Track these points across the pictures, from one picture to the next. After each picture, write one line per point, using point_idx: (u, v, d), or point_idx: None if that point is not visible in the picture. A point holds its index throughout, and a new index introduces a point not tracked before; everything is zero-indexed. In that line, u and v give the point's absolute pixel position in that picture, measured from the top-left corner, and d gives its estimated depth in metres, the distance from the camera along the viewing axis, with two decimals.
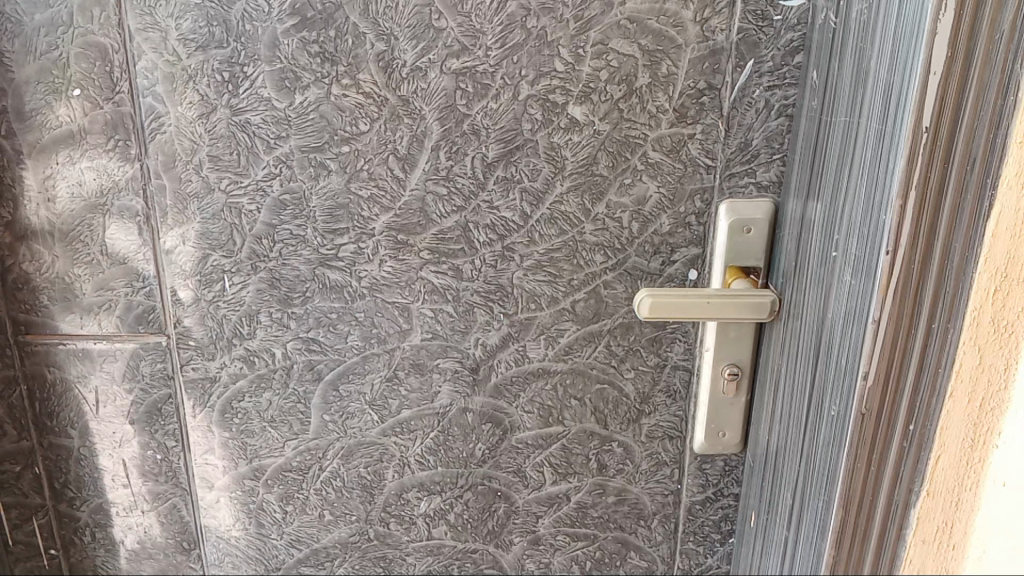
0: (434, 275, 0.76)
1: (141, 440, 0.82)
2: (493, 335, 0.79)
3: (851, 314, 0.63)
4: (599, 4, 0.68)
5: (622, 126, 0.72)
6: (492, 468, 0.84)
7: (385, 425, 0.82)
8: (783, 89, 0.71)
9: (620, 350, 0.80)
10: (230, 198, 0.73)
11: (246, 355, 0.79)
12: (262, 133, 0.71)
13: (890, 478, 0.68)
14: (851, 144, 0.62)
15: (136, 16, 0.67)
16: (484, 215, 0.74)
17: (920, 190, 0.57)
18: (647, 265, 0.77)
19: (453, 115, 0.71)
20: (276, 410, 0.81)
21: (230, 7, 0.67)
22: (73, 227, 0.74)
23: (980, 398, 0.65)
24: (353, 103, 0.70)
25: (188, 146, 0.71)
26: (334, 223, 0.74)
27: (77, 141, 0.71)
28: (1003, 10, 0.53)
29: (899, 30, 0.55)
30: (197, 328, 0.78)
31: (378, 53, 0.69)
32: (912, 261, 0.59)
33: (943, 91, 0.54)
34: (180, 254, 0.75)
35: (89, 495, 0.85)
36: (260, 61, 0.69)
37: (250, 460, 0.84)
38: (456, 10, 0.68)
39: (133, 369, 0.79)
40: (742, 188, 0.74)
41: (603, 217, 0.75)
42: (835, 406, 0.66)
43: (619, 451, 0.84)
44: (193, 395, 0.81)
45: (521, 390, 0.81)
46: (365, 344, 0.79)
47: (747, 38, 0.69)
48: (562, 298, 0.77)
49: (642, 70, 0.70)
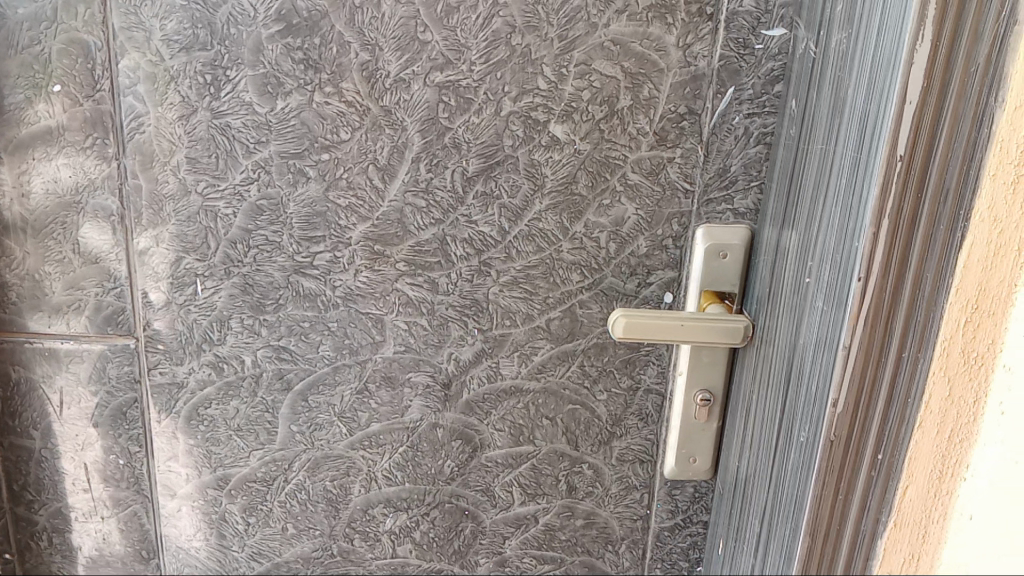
0: (410, 287, 0.76)
1: (103, 444, 0.81)
2: (466, 350, 0.78)
3: (823, 341, 0.63)
4: (583, 25, 0.69)
5: (602, 146, 0.72)
6: (460, 486, 0.83)
7: (353, 439, 0.81)
8: (762, 117, 0.71)
9: (593, 371, 0.79)
10: (206, 202, 0.73)
11: (215, 362, 0.78)
12: (241, 137, 0.71)
13: (857, 507, 0.67)
14: (827, 172, 0.63)
15: (120, 15, 0.67)
16: (462, 229, 0.74)
17: (893, 219, 0.57)
18: (622, 286, 0.77)
19: (435, 128, 0.71)
20: (243, 418, 0.80)
21: (215, 10, 0.67)
22: (45, 224, 0.74)
23: (949, 429, 0.66)
24: (335, 111, 0.70)
25: (166, 147, 0.71)
26: (310, 230, 0.74)
27: (54, 137, 0.71)
28: (978, 44, 0.54)
29: (877, 59, 0.56)
30: (167, 331, 0.77)
31: (362, 63, 0.69)
32: (884, 290, 0.59)
33: (918, 121, 0.55)
34: (153, 256, 0.74)
35: (48, 499, 0.83)
36: (243, 65, 0.69)
37: (214, 469, 0.82)
38: (441, 24, 0.68)
39: (100, 371, 0.78)
40: (720, 214, 0.74)
41: (580, 236, 0.75)
42: (805, 434, 0.66)
43: (589, 473, 0.83)
44: (159, 400, 0.80)
45: (492, 407, 0.80)
46: (336, 355, 0.78)
47: (728, 65, 0.70)
48: (537, 316, 0.77)
49: (623, 92, 0.71)
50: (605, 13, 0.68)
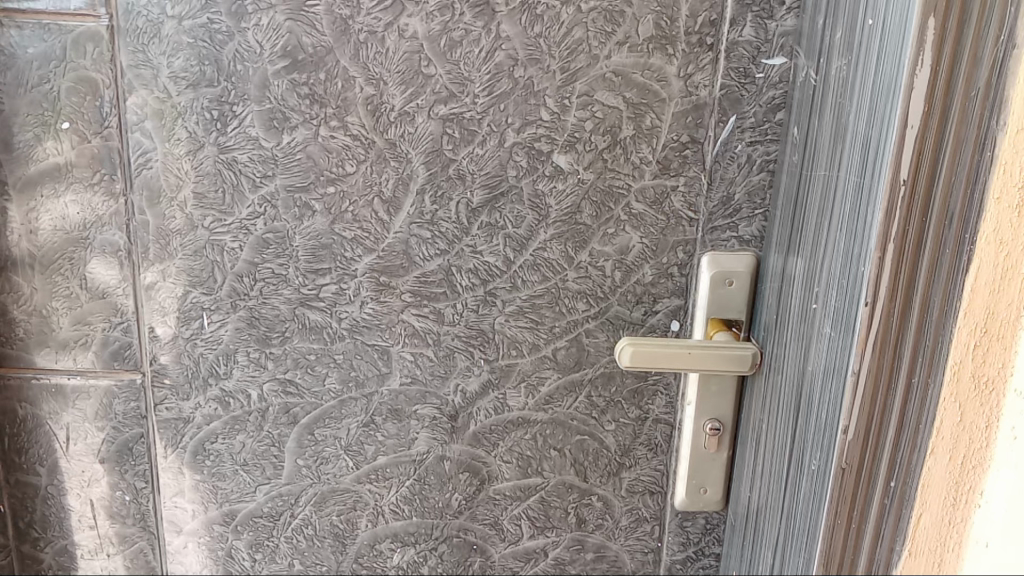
0: (415, 318, 0.76)
1: (109, 480, 0.80)
2: (472, 381, 0.78)
3: (832, 367, 0.62)
4: (585, 57, 0.69)
5: (606, 176, 0.72)
6: (468, 519, 0.83)
7: (359, 472, 0.81)
8: (765, 145, 0.72)
9: (600, 401, 0.79)
10: (213, 236, 0.73)
11: (221, 396, 0.78)
12: (248, 172, 0.72)
13: (871, 537, 0.66)
14: (830, 199, 0.63)
15: (128, 53, 0.68)
16: (467, 260, 0.74)
17: (899, 243, 0.57)
18: (629, 315, 0.76)
19: (439, 160, 0.72)
20: (249, 453, 0.80)
21: (221, 47, 0.68)
22: (53, 260, 0.74)
23: (962, 456, 0.65)
24: (341, 144, 0.71)
25: (173, 183, 0.72)
26: (316, 263, 0.74)
27: (62, 175, 0.71)
28: (978, 68, 0.54)
29: (877, 85, 0.56)
30: (174, 366, 0.77)
31: (366, 97, 0.70)
32: (891, 315, 0.59)
33: (920, 145, 0.55)
34: (160, 291, 0.75)
35: (54, 536, 0.83)
36: (249, 101, 0.70)
37: (220, 505, 0.82)
38: (445, 58, 0.69)
39: (106, 407, 0.78)
40: (724, 242, 0.74)
41: (586, 265, 0.75)
42: (816, 462, 0.65)
43: (598, 505, 0.82)
44: (165, 435, 0.79)
45: (500, 439, 0.80)
46: (342, 388, 0.78)
47: (729, 94, 0.70)
48: (544, 346, 0.77)
49: (626, 122, 0.71)
50: (606, 45, 0.69)
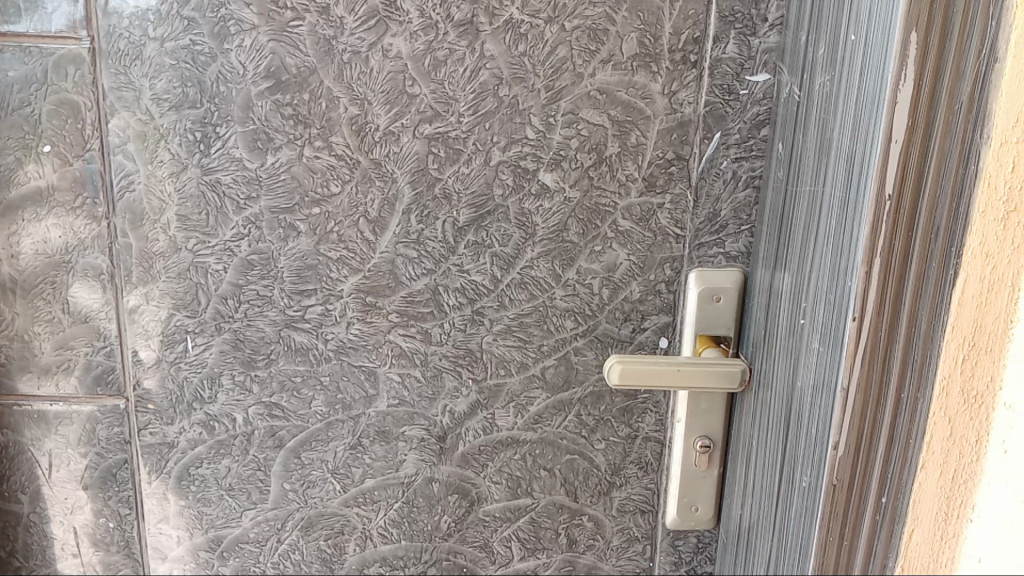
0: (403, 338, 0.75)
1: (93, 507, 0.79)
2: (461, 402, 0.77)
3: (821, 382, 0.62)
4: (569, 75, 0.69)
5: (592, 193, 0.72)
6: (458, 542, 0.82)
7: (347, 496, 0.80)
8: (750, 161, 0.72)
9: (590, 420, 0.78)
10: (197, 258, 0.73)
11: (206, 420, 0.77)
12: (232, 193, 0.71)
13: (863, 554, 0.66)
14: (816, 213, 0.63)
15: (110, 75, 0.68)
16: (454, 279, 0.74)
17: (885, 257, 0.57)
18: (617, 332, 0.76)
19: (424, 179, 0.71)
20: (235, 478, 0.79)
21: (204, 68, 0.68)
22: (34, 284, 0.73)
23: (952, 470, 0.65)
24: (325, 165, 0.71)
25: (156, 205, 0.71)
26: (302, 284, 0.74)
27: (44, 198, 0.71)
28: (961, 82, 0.54)
29: (861, 100, 0.56)
30: (158, 390, 0.76)
31: (351, 117, 0.69)
32: (879, 329, 0.59)
33: (904, 158, 0.55)
34: (143, 314, 0.74)
35: (36, 565, 0.81)
36: (232, 122, 0.69)
37: (206, 531, 0.80)
38: (429, 78, 0.69)
39: (89, 433, 0.77)
40: (712, 258, 0.74)
41: (573, 283, 0.75)
42: (806, 478, 0.64)
43: (589, 525, 0.82)
44: (150, 461, 0.78)
45: (489, 459, 0.79)
46: (329, 410, 0.77)
47: (714, 110, 0.70)
48: (532, 365, 0.77)
49: (611, 139, 0.71)
50: (590, 63, 0.69)
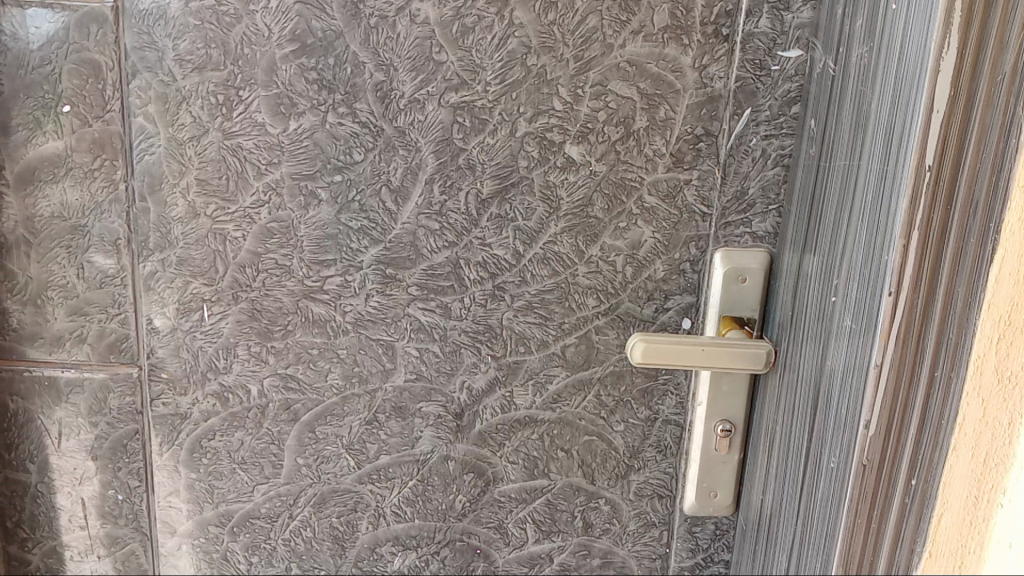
0: (422, 312, 0.74)
1: (102, 478, 0.78)
2: (479, 378, 0.76)
3: (853, 361, 0.61)
4: (599, 46, 0.68)
5: (618, 168, 0.71)
6: (471, 523, 0.80)
7: (361, 473, 0.78)
8: (780, 139, 0.70)
9: (610, 401, 0.77)
10: (216, 224, 0.71)
11: (219, 392, 0.76)
12: (253, 158, 0.70)
13: (891, 538, 0.64)
14: (851, 187, 0.61)
15: (133, 34, 0.67)
16: (476, 252, 0.73)
17: (923, 231, 0.55)
18: (640, 311, 0.75)
19: (449, 149, 0.70)
20: (247, 451, 0.77)
21: (229, 30, 0.67)
22: (50, 247, 0.72)
23: (984, 454, 0.62)
24: (349, 132, 0.69)
25: (176, 169, 0.70)
26: (321, 254, 0.72)
27: (63, 159, 0.70)
28: (1005, 50, 0.52)
29: (902, 70, 0.55)
30: (171, 360, 0.75)
31: (376, 83, 0.68)
32: (914, 305, 0.57)
33: (946, 129, 0.53)
34: (159, 281, 0.73)
35: (43, 537, 0.80)
36: (256, 85, 0.68)
37: (216, 505, 0.79)
38: (456, 45, 0.68)
39: (101, 401, 0.76)
40: (737, 238, 0.73)
41: (597, 259, 0.73)
42: (835, 459, 0.63)
43: (605, 509, 0.80)
44: (161, 432, 0.77)
45: (506, 438, 0.78)
46: (345, 384, 0.76)
47: (745, 86, 0.69)
48: (552, 342, 0.75)
49: (640, 113, 0.70)
50: (620, 34, 0.68)
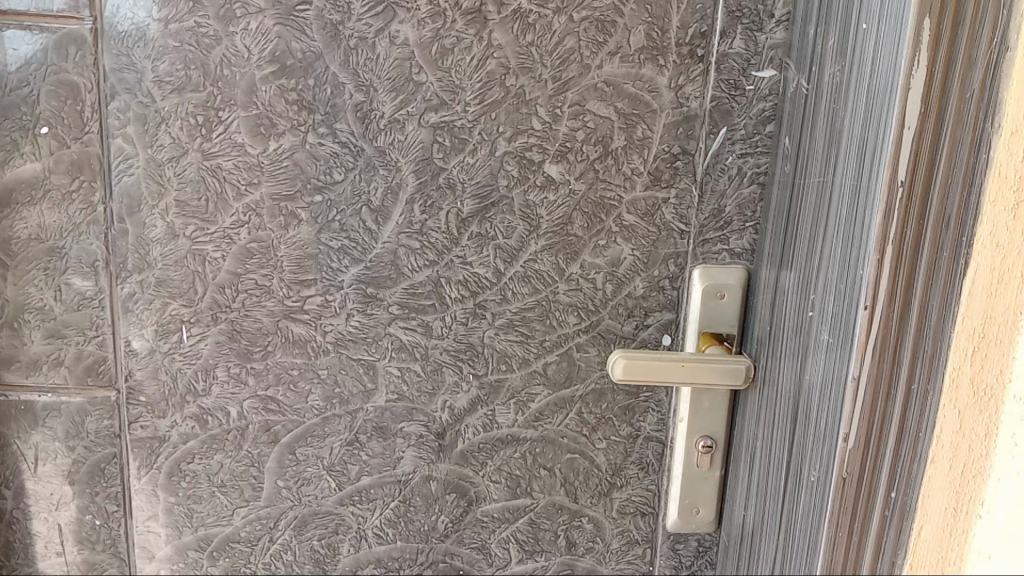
0: (403, 331, 0.74)
1: (79, 503, 0.77)
2: (460, 397, 0.76)
3: (831, 375, 0.61)
4: (576, 66, 0.69)
5: (597, 186, 0.72)
6: (454, 543, 0.80)
7: (342, 494, 0.78)
8: (755, 157, 0.71)
9: (591, 418, 0.77)
10: (195, 245, 0.71)
11: (198, 414, 0.75)
12: (232, 179, 0.70)
13: (872, 551, 0.64)
14: (826, 203, 0.62)
15: (112, 56, 0.67)
16: (457, 271, 0.73)
17: (897, 245, 0.56)
18: (619, 329, 0.75)
19: (429, 169, 0.70)
20: (227, 474, 0.77)
21: (208, 51, 0.67)
22: (26, 270, 0.71)
23: (962, 464, 0.63)
24: (329, 152, 0.70)
25: (154, 190, 0.70)
26: (301, 274, 0.72)
27: (40, 181, 0.69)
28: (972, 70, 0.54)
29: (873, 88, 0.56)
30: (149, 382, 0.74)
31: (356, 103, 0.69)
32: (890, 318, 0.58)
33: (917, 146, 0.54)
34: (138, 302, 0.72)
35: (18, 564, 0.79)
36: (235, 106, 0.68)
37: (195, 529, 0.78)
38: (436, 66, 0.68)
39: (78, 425, 0.75)
40: (715, 255, 0.74)
41: (577, 277, 0.74)
42: (815, 473, 0.63)
43: (588, 527, 0.80)
44: (140, 456, 0.76)
45: (488, 457, 0.78)
46: (326, 405, 0.75)
47: (720, 105, 0.70)
48: (534, 360, 0.75)
49: (618, 132, 0.71)
50: (598, 55, 0.69)
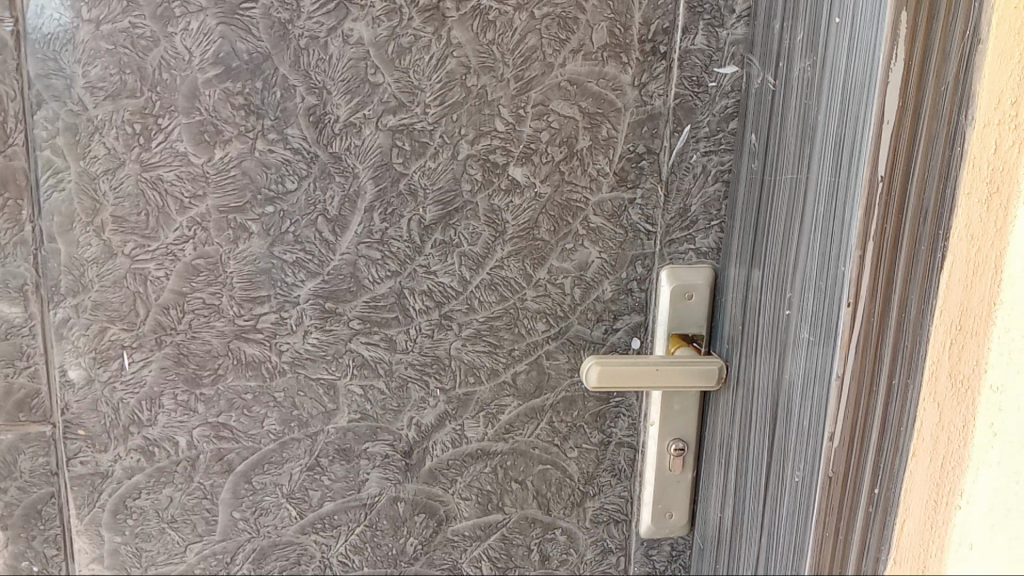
0: (364, 347, 0.70)
1: (13, 549, 0.70)
2: (427, 413, 0.72)
3: (813, 374, 0.60)
4: (539, 65, 0.67)
5: (563, 188, 0.69)
6: (424, 566, 0.76)
7: (304, 522, 0.73)
8: (719, 155, 0.70)
9: (562, 427, 0.75)
10: (135, 263, 0.66)
11: (144, 445, 0.70)
12: (175, 191, 0.65)
13: (857, 548, 0.64)
14: (800, 199, 0.61)
15: (37, 61, 0.61)
16: (420, 280, 0.70)
17: (878, 241, 0.56)
18: (589, 334, 0.73)
19: (388, 175, 0.67)
20: (177, 508, 0.71)
21: (146, 53, 0.62)
22: None
23: (942, 456, 0.64)
24: (280, 159, 0.65)
25: (89, 206, 0.64)
26: (253, 290, 0.68)
27: None
28: (947, 63, 0.54)
29: (850, 82, 0.55)
30: (89, 414, 0.68)
31: (308, 107, 0.65)
32: (872, 314, 0.58)
33: (895, 141, 0.54)
34: (73, 328, 0.66)
35: None
36: (177, 113, 0.63)
37: (144, 569, 0.73)
38: (392, 66, 0.65)
39: (9, 465, 0.68)
40: (682, 255, 0.72)
41: (544, 283, 0.71)
42: (799, 473, 0.62)
43: (562, 539, 0.78)
44: (80, 494, 0.70)
45: (457, 474, 0.74)
46: (283, 429, 0.71)
47: (684, 103, 0.69)
48: (502, 371, 0.73)
49: (582, 132, 0.68)
50: (560, 52, 0.67)
